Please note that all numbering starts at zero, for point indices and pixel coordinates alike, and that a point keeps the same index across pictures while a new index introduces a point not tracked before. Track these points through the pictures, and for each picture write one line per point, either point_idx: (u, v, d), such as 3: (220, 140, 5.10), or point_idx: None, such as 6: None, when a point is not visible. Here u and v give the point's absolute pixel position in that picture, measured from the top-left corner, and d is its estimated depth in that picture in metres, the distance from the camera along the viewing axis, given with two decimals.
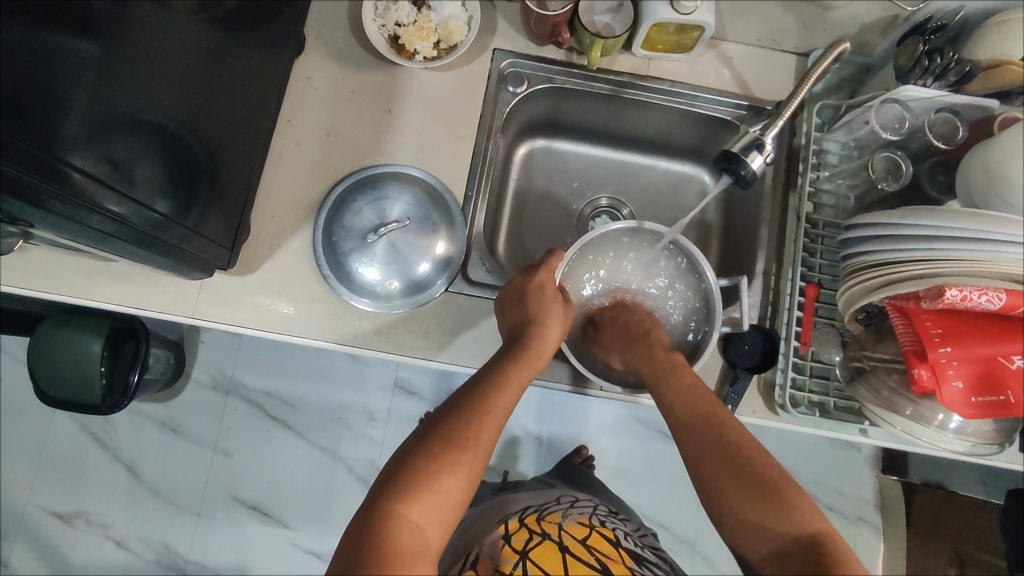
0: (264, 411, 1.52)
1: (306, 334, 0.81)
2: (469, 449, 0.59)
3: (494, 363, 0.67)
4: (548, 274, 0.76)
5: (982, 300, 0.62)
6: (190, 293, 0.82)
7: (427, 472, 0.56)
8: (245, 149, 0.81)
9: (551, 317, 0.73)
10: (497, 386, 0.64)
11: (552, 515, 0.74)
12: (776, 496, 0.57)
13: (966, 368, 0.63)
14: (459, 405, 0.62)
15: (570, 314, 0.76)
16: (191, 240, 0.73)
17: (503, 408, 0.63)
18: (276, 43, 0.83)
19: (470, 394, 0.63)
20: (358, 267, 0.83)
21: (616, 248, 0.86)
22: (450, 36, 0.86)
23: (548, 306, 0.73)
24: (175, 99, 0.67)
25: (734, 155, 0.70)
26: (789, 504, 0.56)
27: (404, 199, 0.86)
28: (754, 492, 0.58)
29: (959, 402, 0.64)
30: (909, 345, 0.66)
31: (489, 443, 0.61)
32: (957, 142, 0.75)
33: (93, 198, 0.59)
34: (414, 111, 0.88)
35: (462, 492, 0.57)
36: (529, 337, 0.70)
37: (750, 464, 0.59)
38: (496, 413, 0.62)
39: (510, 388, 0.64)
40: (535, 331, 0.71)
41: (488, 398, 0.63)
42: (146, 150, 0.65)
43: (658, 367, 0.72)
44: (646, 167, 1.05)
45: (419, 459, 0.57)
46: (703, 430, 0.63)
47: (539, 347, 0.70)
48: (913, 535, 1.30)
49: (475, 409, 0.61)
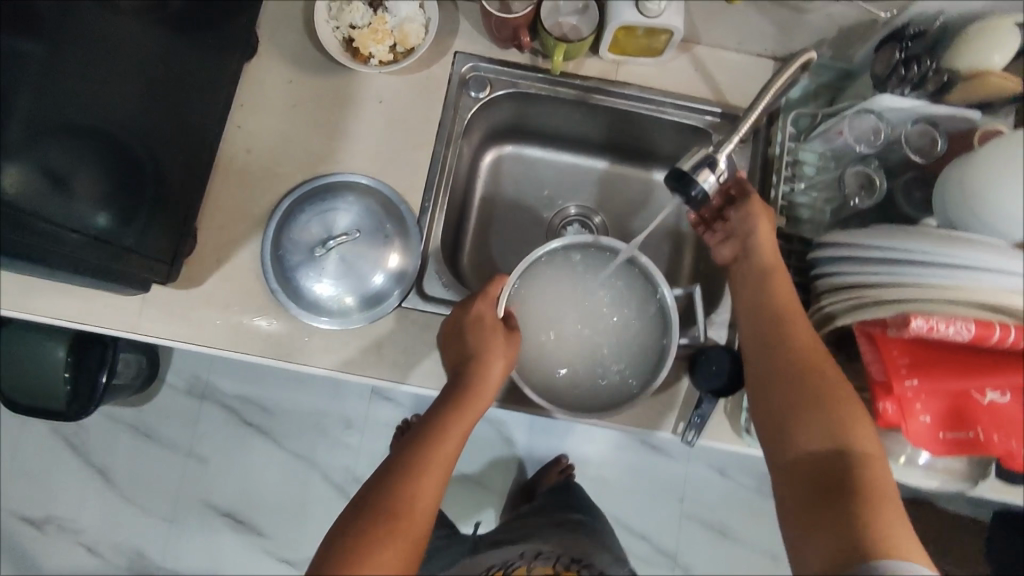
0: (240, 417, 1.50)
1: (253, 352, 0.79)
2: (400, 526, 0.54)
3: (430, 413, 0.63)
4: (487, 307, 0.68)
5: (950, 331, 0.56)
6: (133, 308, 0.78)
7: (357, 551, 0.52)
8: (191, 158, 0.78)
9: (493, 354, 0.65)
10: (431, 442, 0.59)
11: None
12: (828, 410, 0.60)
13: (933, 402, 0.60)
14: (393, 467, 0.58)
15: (515, 343, 0.68)
16: (122, 257, 0.69)
17: (440, 465, 0.59)
18: (223, 46, 0.79)
19: (406, 454, 0.59)
20: (307, 282, 0.79)
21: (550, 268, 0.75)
22: (406, 39, 0.82)
23: (490, 344, 0.65)
24: (122, 109, 0.67)
25: (683, 174, 0.59)
26: (840, 428, 0.59)
27: (354, 212, 0.81)
28: (807, 403, 0.61)
29: (926, 437, 0.60)
30: (874, 376, 0.61)
31: (427, 506, 0.56)
32: (935, 155, 0.71)
33: (26, 216, 0.58)
34: (371, 117, 0.84)
35: (395, 575, 0.52)
36: (468, 378, 0.64)
37: (812, 371, 0.63)
38: (435, 469, 0.58)
39: (444, 446, 0.59)
40: (473, 371, 0.64)
41: (420, 456, 0.58)
42: (84, 163, 0.63)
43: (763, 275, 0.71)
44: (620, 175, 1.00)
45: (350, 535, 0.53)
46: (775, 339, 0.66)
47: (482, 387, 0.64)
48: None
49: (408, 470, 0.57)
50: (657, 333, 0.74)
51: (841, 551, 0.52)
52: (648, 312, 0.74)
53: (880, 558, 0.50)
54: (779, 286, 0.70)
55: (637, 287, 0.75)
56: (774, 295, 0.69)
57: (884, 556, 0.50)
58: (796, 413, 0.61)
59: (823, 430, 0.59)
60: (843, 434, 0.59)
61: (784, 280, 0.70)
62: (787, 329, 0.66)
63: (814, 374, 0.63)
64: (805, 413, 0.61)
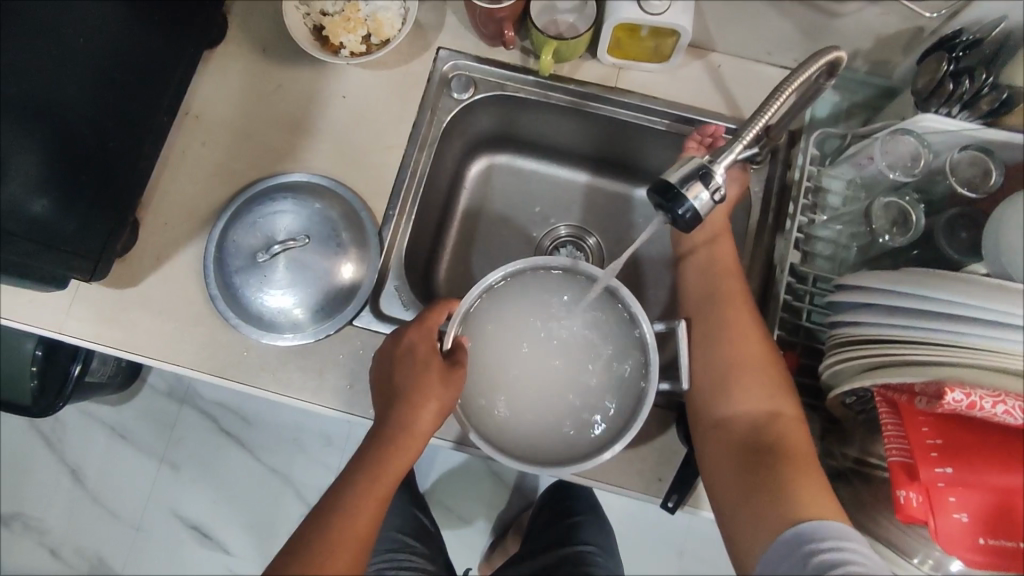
0: (218, 426, 1.43)
1: (184, 364, 0.70)
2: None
3: (349, 468, 0.57)
4: (425, 339, 0.60)
5: (998, 411, 0.44)
6: (61, 305, 0.71)
7: None
8: (144, 148, 0.71)
9: (424, 395, 0.58)
10: (347, 507, 0.54)
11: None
12: (748, 374, 0.61)
13: (971, 497, 0.47)
14: (305, 537, 0.52)
15: (457, 382, 0.58)
16: (45, 254, 0.62)
17: (359, 531, 0.53)
18: (185, 28, 0.73)
19: (317, 523, 0.53)
20: (249, 292, 0.70)
21: (515, 295, 0.66)
22: (381, 29, 0.74)
23: (420, 381, 0.58)
24: (77, 93, 0.62)
25: (668, 187, 0.48)
26: (761, 394, 0.60)
27: (302, 213, 0.72)
28: (732, 371, 0.62)
29: (960, 542, 0.47)
30: (897, 456, 0.49)
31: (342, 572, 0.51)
32: (988, 189, 0.59)
33: None
34: (340, 114, 0.77)
35: None
36: (390, 427, 0.58)
37: (739, 341, 0.63)
38: (343, 553, 0.51)
39: (355, 517, 0.53)
40: (398, 413, 0.58)
41: (333, 523, 0.53)
42: (18, 145, 0.58)
43: (713, 255, 0.70)
44: (621, 193, 0.89)
45: None
46: (708, 312, 0.67)
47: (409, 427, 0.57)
48: None
49: (317, 543, 0.52)
50: (635, 373, 0.63)
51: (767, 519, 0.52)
52: (625, 348, 0.64)
53: (801, 520, 0.49)
54: (729, 288, 0.67)
55: (614, 318, 0.65)
56: (714, 270, 0.69)
57: (808, 518, 0.49)
58: (723, 382, 0.62)
59: (755, 400, 0.60)
60: (764, 400, 0.59)
61: (727, 255, 0.69)
62: (721, 300, 0.66)
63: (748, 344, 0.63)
64: (731, 380, 0.61)
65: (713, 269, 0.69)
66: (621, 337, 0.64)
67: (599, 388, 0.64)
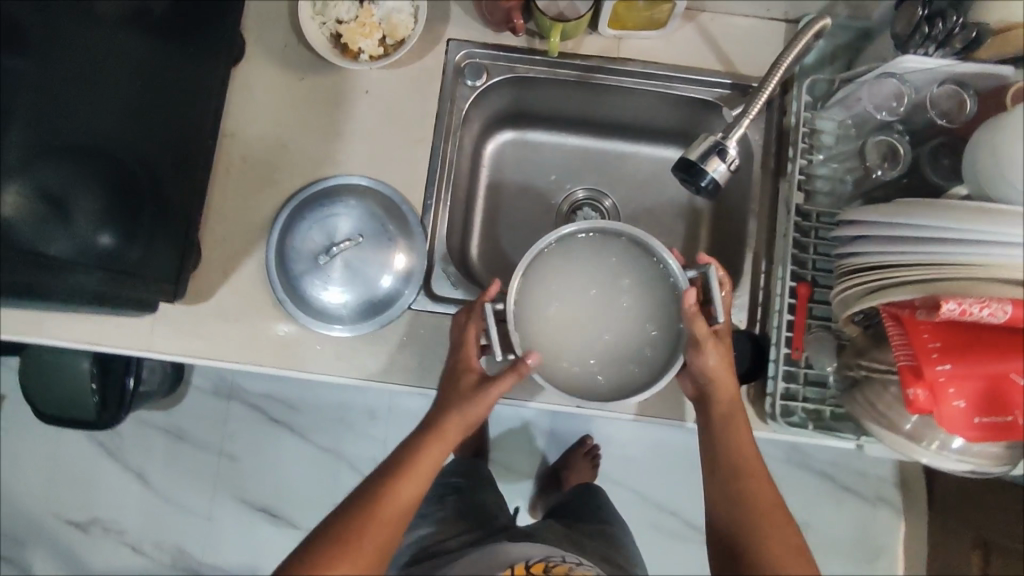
0: (267, 415, 1.52)
1: (267, 364, 0.78)
2: (351, 554, 0.59)
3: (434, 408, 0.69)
4: (476, 347, 0.70)
5: (984, 313, 0.54)
6: (145, 326, 0.78)
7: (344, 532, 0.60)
8: (193, 170, 0.77)
9: (493, 369, 0.68)
10: (426, 440, 0.66)
11: (557, 562, 0.69)
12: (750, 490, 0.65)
13: (968, 385, 0.56)
14: (392, 460, 0.65)
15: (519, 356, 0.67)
16: (122, 281, 0.69)
17: (431, 463, 0.66)
18: (206, 52, 0.77)
19: (402, 449, 0.66)
20: (315, 291, 0.79)
21: (559, 257, 0.73)
22: (395, 30, 0.79)
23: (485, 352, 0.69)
24: (120, 130, 0.68)
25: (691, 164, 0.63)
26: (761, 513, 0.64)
27: (354, 215, 0.80)
28: (737, 486, 0.66)
29: (961, 423, 0.57)
30: (903, 360, 0.59)
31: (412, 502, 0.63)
32: (964, 119, 0.66)
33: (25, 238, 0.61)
34: (367, 114, 0.82)
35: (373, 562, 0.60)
36: (455, 409, 0.67)
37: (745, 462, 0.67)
38: (406, 504, 0.63)
39: (414, 477, 0.64)
40: (464, 402, 0.67)
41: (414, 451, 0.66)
42: (81, 185, 0.64)
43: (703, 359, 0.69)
44: (628, 152, 0.96)
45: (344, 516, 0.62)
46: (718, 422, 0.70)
47: (470, 417, 0.67)
48: (935, 512, 1.18)
49: (400, 467, 0.65)
50: (670, 319, 0.72)
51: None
52: (663, 300, 0.73)
53: None
54: (725, 394, 0.69)
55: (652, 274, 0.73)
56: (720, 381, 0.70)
57: None
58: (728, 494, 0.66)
59: (757, 482, 0.66)
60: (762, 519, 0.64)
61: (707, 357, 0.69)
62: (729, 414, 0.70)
63: (742, 427, 0.69)
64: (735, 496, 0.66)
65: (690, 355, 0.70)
66: (661, 290, 0.73)
67: (645, 335, 0.72)
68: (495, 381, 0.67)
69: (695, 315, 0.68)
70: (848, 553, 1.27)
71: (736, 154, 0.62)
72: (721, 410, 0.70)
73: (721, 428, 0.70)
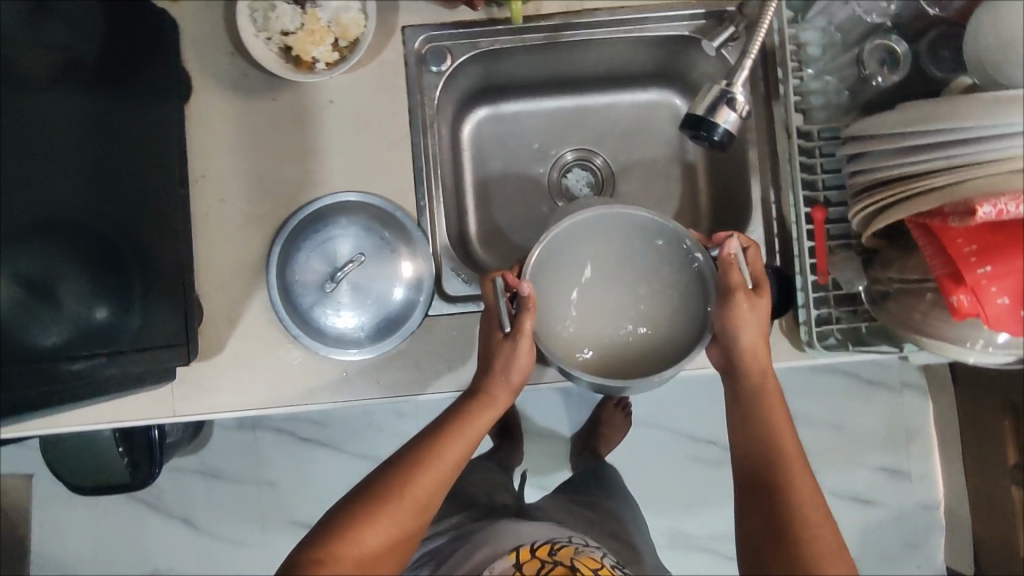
0: (296, 436, 1.38)
1: (295, 402, 0.76)
2: (357, 539, 0.60)
3: (459, 403, 0.69)
4: (492, 322, 0.69)
5: (1020, 208, 0.53)
6: (163, 392, 0.76)
7: (356, 516, 0.61)
8: (171, 223, 0.72)
9: (513, 357, 0.67)
10: (447, 433, 0.66)
11: (560, 544, 0.69)
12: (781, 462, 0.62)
13: (1011, 281, 0.55)
14: (411, 448, 0.66)
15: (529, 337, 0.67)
16: (128, 356, 0.66)
17: (449, 458, 0.65)
18: (154, 98, 0.70)
19: (423, 439, 0.66)
20: (328, 319, 0.77)
21: (586, 229, 0.69)
22: (347, 31, 0.74)
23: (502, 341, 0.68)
24: (87, 198, 0.62)
25: (701, 120, 0.66)
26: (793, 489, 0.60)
27: (351, 233, 0.78)
28: (768, 460, 0.62)
29: (1008, 319, 0.55)
30: (942, 270, 0.58)
31: (425, 493, 0.63)
32: (956, 7, 0.66)
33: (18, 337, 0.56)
34: (337, 125, 0.77)
35: (381, 549, 0.60)
36: (457, 414, 0.68)
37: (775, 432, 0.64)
38: (402, 506, 0.62)
39: (432, 468, 0.64)
40: (467, 407, 0.68)
41: (433, 442, 0.65)
42: (62, 266, 0.59)
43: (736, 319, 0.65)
44: (609, 103, 0.92)
45: (356, 499, 0.62)
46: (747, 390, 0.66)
47: (474, 425, 0.67)
48: (961, 392, 1.16)
49: (418, 457, 0.64)
50: (696, 297, 0.70)
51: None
52: (688, 283, 0.70)
53: None
54: (756, 357, 0.66)
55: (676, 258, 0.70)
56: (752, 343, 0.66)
57: None
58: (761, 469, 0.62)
59: (799, 482, 0.60)
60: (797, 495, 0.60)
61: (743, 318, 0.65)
62: (760, 382, 0.66)
63: (778, 415, 0.64)
64: (766, 472, 0.62)
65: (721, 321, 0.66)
66: (686, 275, 0.70)
67: (666, 307, 0.72)
68: (513, 356, 0.67)
69: (732, 261, 0.66)
70: (882, 445, 1.26)
71: (747, 102, 0.66)
72: (753, 387, 0.66)
73: (753, 415, 0.65)
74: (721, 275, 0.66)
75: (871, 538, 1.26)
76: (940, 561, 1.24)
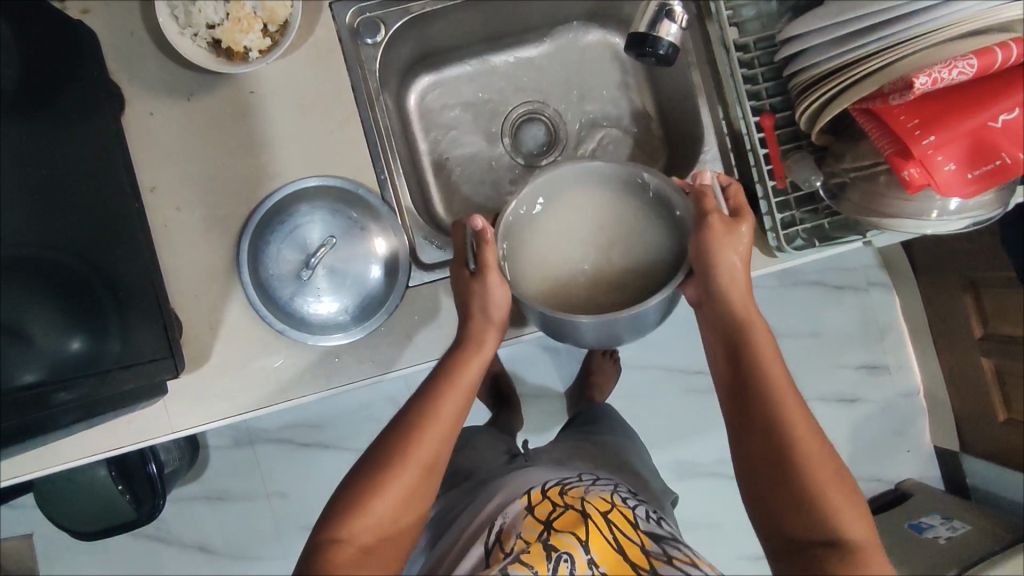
0: (295, 443, 1.35)
1: (291, 396, 0.75)
2: (369, 518, 0.60)
3: (446, 356, 0.68)
4: (462, 270, 0.70)
5: (954, 74, 0.55)
6: (157, 411, 0.74)
7: (362, 498, 0.60)
8: (131, 239, 0.70)
9: (491, 295, 0.67)
10: (438, 395, 0.65)
11: (572, 484, 0.70)
12: (766, 384, 0.61)
13: (954, 147, 0.58)
14: (403, 415, 0.65)
15: (497, 280, 0.66)
16: (110, 381, 0.64)
17: (443, 414, 0.64)
18: (85, 112, 0.67)
19: (413, 404, 0.65)
20: (309, 307, 0.77)
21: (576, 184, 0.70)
22: (274, 15, 0.72)
23: (477, 288, 0.68)
24: (47, 230, 0.59)
25: (644, 36, 0.67)
26: (781, 410, 0.60)
27: (319, 217, 0.77)
28: (754, 385, 0.61)
29: (957, 183, 0.58)
30: (890, 148, 0.60)
31: (427, 453, 0.63)
32: None
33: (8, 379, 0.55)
34: (281, 113, 0.76)
35: (395, 516, 0.61)
36: (448, 367, 0.67)
37: (756, 351, 0.63)
38: (408, 472, 0.62)
39: (428, 426, 0.63)
40: (456, 357, 0.67)
41: (425, 407, 0.64)
42: (31, 303, 0.57)
43: (709, 243, 0.64)
44: (548, 52, 0.93)
45: (358, 480, 0.62)
46: (729, 314, 0.65)
47: (464, 373, 0.66)
48: (923, 279, 1.22)
49: (411, 423, 0.63)
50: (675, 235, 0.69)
51: (834, 544, 0.56)
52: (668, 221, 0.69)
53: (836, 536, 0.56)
54: (736, 257, 0.65)
55: (650, 214, 0.70)
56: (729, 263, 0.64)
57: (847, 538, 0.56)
58: (749, 396, 0.61)
59: (790, 403, 0.60)
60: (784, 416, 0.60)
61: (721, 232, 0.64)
62: (740, 302, 0.65)
63: (761, 339, 0.63)
64: (752, 397, 0.61)
65: (698, 242, 0.65)
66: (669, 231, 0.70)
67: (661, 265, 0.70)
68: (489, 293, 0.67)
69: (705, 190, 0.66)
70: (858, 342, 1.31)
71: (684, 13, 0.68)
72: (734, 305, 0.65)
73: (741, 340, 0.64)
74: (696, 202, 0.67)
75: (861, 433, 1.31)
76: (928, 443, 1.30)
